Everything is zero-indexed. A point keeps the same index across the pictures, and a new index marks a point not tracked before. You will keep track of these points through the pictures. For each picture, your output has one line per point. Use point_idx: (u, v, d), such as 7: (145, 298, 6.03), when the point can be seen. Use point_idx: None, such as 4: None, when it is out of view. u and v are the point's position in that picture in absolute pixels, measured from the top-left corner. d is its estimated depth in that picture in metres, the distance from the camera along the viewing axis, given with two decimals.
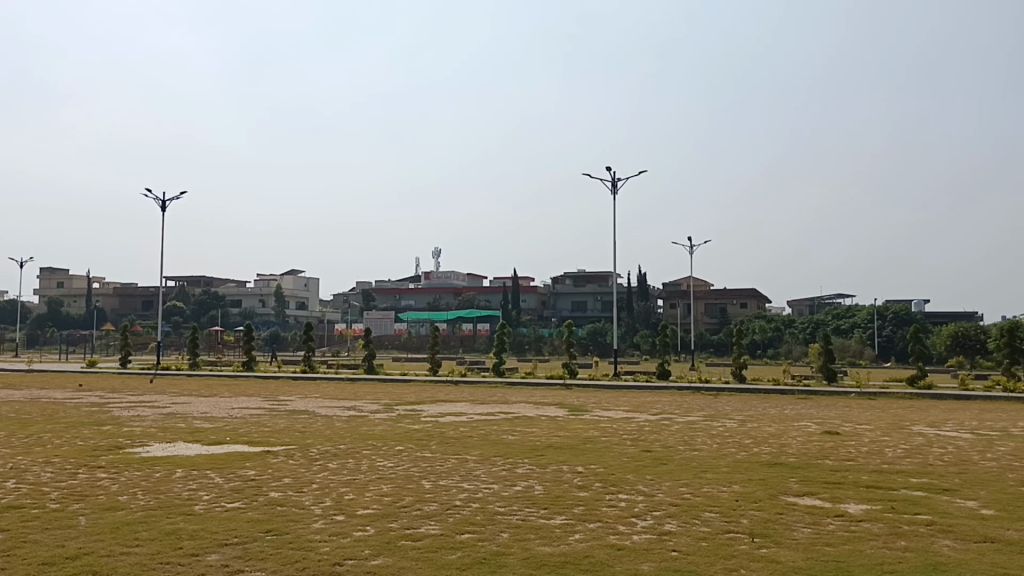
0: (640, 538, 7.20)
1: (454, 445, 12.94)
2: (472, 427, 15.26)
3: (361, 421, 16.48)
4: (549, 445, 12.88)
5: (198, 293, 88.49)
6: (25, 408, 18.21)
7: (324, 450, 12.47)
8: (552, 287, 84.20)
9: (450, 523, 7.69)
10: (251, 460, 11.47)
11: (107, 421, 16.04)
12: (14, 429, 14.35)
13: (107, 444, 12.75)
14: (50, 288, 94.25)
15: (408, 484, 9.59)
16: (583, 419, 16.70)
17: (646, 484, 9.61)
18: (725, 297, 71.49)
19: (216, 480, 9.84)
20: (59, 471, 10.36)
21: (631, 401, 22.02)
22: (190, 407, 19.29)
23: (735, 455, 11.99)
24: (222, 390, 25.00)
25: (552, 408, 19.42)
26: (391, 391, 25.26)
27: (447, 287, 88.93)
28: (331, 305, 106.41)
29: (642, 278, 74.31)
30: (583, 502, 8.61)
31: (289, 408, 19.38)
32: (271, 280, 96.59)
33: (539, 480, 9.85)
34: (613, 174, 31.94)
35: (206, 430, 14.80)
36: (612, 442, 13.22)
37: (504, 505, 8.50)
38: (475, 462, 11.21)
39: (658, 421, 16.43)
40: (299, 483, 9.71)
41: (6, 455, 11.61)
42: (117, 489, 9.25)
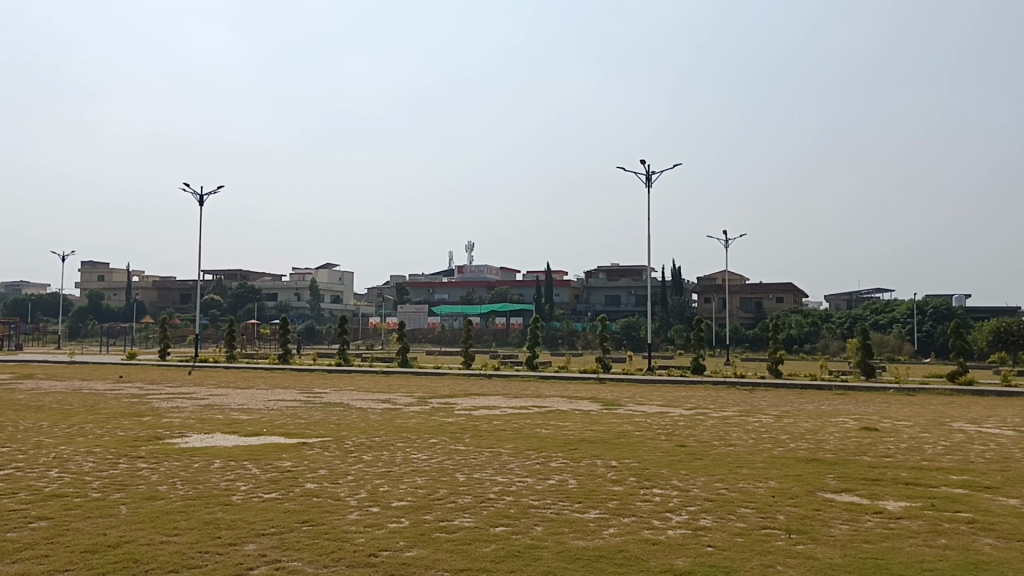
0: (675, 533, 7.16)
1: (487, 438, 12.97)
2: (506, 421, 15.29)
3: (395, 414, 16.58)
4: (582, 439, 12.86)
5: (234, 287, 89.61)
6: (66, 399, 18.55)
7: (359, 442, 12.56)
8: (585, 281, 83.95)
9: (484, 515, 7.72)
10: (287, 451, 11.59)
11: (146, 412, 16.30)
12: (55, 419, 14.63)
13: (146, 435, 12.96)
14: (91, 281, 96.02)
15: (442, 477, 9.64)
16: (617, 413, 16.65)
17: (681, 479, 9.56)
18: (760, 292, 70.71)
19: (252, 471, 9.96)
20: (100, 461, 10.55)
21: (666, 395, 21.90)
22: (226, 398, 19.55)
23: (772, 451, 11.87)
24: (258, 382, 25.29)
25: (585, 402, 19.39)
26: (425, 384, 25.34)
27: (480, 280, 89.07)
28: (365, 299, 107.09)
29: (676, 272, 73.81)
30: (617, 496, 8.60)
31: (324, 400, 19.55)
32: (306, 274, 97.47)
33: (573, 474, 9.84)
34: (648, 168, 31.71)
35: (244, 422, 14.99)
36: (645, 437, 13.15)
37: (538, 498, 8.50)
38: (508, 456, 11.22)
39: (692, 416, 16.32)
40: (335, 475, 9.80)
41: (49, 445, 11.84)
42: (156, 479, 9.40)
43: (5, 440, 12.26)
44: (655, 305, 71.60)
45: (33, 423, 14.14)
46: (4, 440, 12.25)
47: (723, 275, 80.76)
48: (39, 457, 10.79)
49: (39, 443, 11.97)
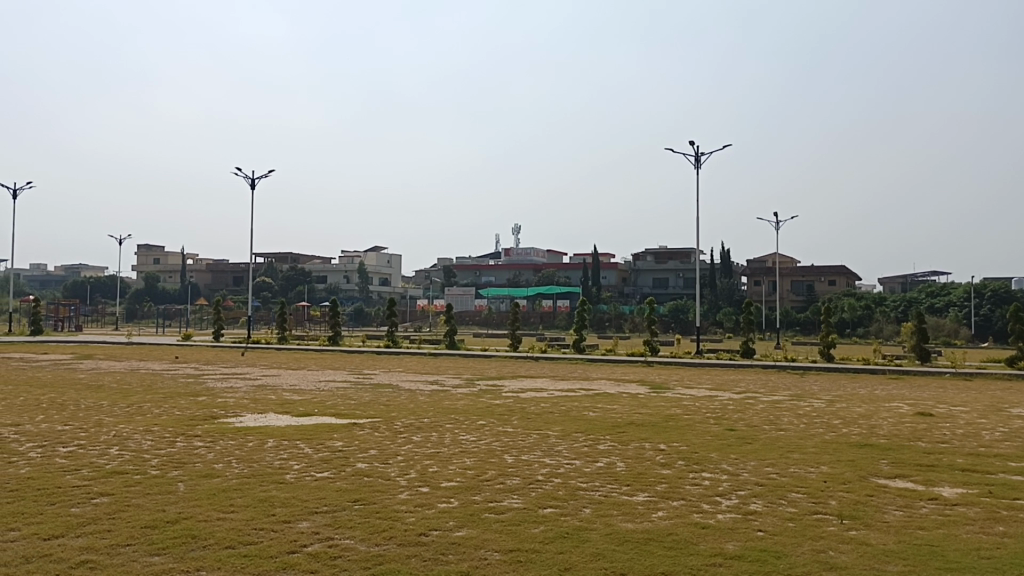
0: (725, 517, 7.13)
1: (535, 421, 13.01)
2: (553, 403, 15.31)
3: (443, 396, 16.71)
4: (630, 422, 12.84)
5: (285, 270, 90.93)
6: (126, 379, 19.08)
7: (408, 423, 12.71)
8: (633, 264, 83.44)
9: (532, 497, 7.77)
10: (338, 431, 11.77)
11: (201, 391, 16.67)
12: (115, 398, 15.04)
13: (203, 414, 13.27)
14: (147, 264, 98.24)
15: (490, 459, 9.71)
16: (666, 397, 16.59)
17: (731, 463, 9.50)
18: (812, 275, 69.60)
19: (305, 450, 10.13)
20: (159, 439, 10.82)
21: (715, 379, 21.76)
22: (279, 379, 19.91)
23: (824, 435, 11.72)
24: (310, 364, 25.74)
25: (633, 385, 19.37)
26: (472, 366, 25.48)
27: (527, 263, 89.08)
28: (413, 282, 107.87)
29: (726, 255, 72.98)
30: (666, 479, 8.58)
31: (374, 381, 19.81)
32: (355, 257, 98.41)
33: (621, 457, 9.84)
34: (698, 149, 31.29)
35: (295, 402, 15.27)
36: (695, 420, 13.08)
37: (586, 480, 8.52)
38: (556, 438, 11.25)
39: (742, 400, 16.19)
40: (385, 455, 9.93)
41: (109, 423, 12.18)
42: (213, 457, 9.63)
43: (68, 417, 12.66)
44: (705, 288, 70.91)
45: (95, 402, 14.55)
46: (67, 417, 12.66)
47: (773, 257, 79.66)
48: (100, 435, 11.11)
49: (100, 421, 12.33)
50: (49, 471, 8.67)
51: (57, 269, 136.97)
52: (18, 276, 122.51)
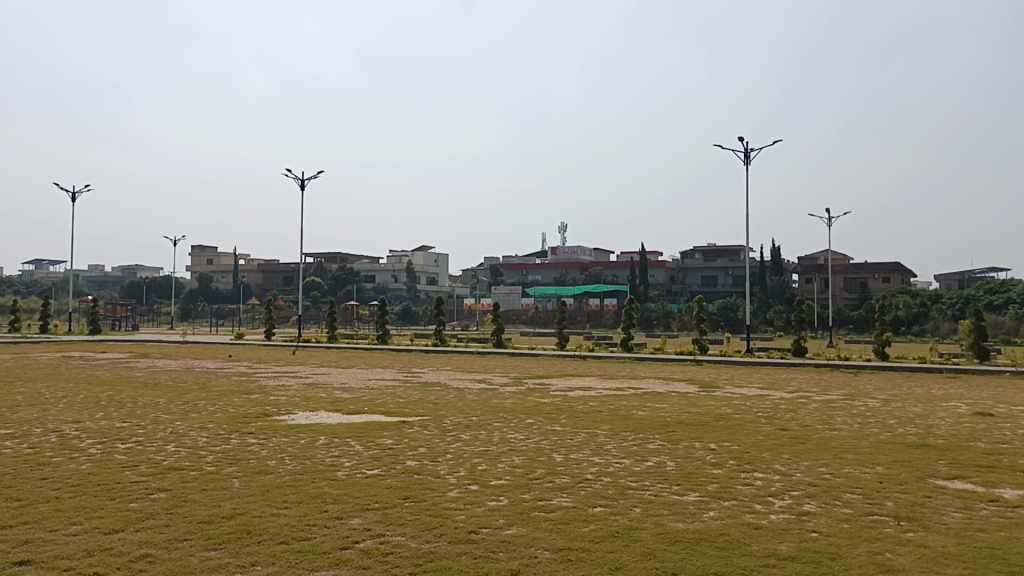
0: (778, 517, 7.04)
1: (584, 419, 12.98)
2: (602, 402, 15.23)
3: (491, 394, 16.73)
4: (680, 421, 12.74)
5: (334, 269, 92.03)
6: (181, 377, 19.50)
7: (457, 421, 12.77)
8: (681, 262, 82.68)
9: (582, 496, 7.74)
10: (388, 429, 11.87)
11: (254, 390, 16.97)
12: (171, 396, 15.38)
13: (255, 412, 13.50)
14: (201, 264, 100.20)
15: (539, 457, 9.70)
16: (715, 396, 16.43)
17: (783, 463, 9.38)
18: (865, 272, 68.29)
19: (356, 448, 10.24)
20: (214, 436, 11.04)
21: (766, 378, 21.45)
22: (329, 378, 20.15)
23: (879, 435, 11.49)
24: (359, 362, 26.05)
25: (682, 384, 19.21)
26: (521, 365, 25.50)
27: (574, 261, 88.78)
28: (459, 281, 108.40)
29: (776, 253, 71.96)
30: (717, 479, 8.50)
31: (423, 380, 19.98)
32: (403, 256, 99.17)
33: (671, 456, 9.75)
34: (747, 145, 30.84)
35: (345, 400, 15.47)
36: (745, 420, 12.92)
37: (636, 479, 8.48)
38: (605, 437, 11.19)
39: (794, 399, 15.96)
40: (434, 453, 9.98)
41: (166, 420, 12.44)
42: (266, 454, 9.78)
43: (126, 414, 12.96)
44: (754, 286, 70.06)
45: (152, 400, 14.89)
46: (125, 414, 12.96)
47: (824, 254, 78.39)
48: (157, 431, 11.36)
49: (157, 418, 12.62)
50: (109, 468, 8.89)
51: (114, 269, 140.28)
52: (77, 277, 125.98)
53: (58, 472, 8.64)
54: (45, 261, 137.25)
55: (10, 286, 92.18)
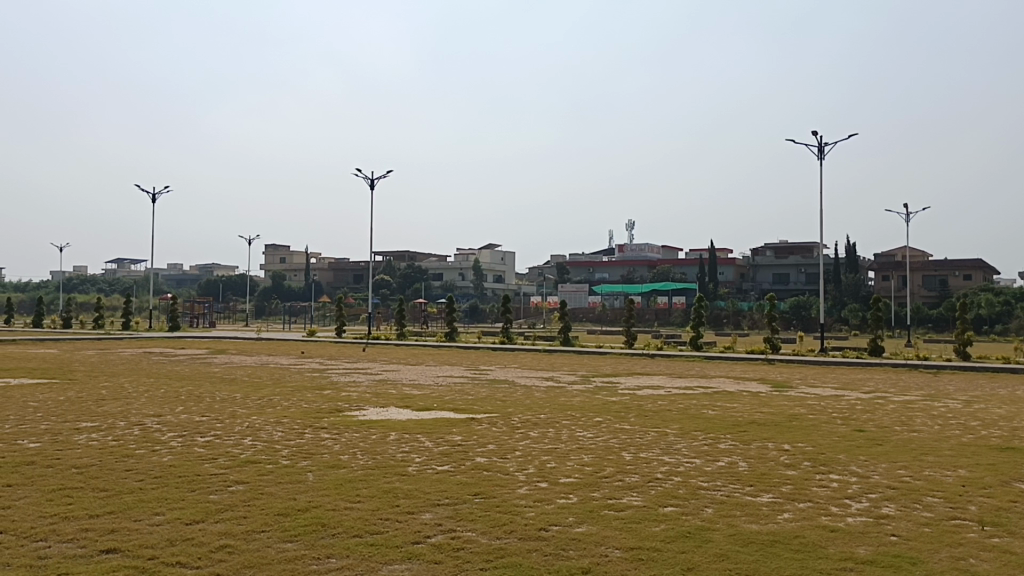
0: (855, 520, 6.87)
1: (653, 418, 12.88)
2: (671, 402, 15.06)
3: (559, 392, 16.72)
4: (752, 421, 12.55)
5: (403, 268, 93.31)
6: (256, 372, 20.02)
7: (525, 419, 12.80)
8: (752, 259, 81.38)
9: (652, 495, 7.70)
10: (457, 426, 11.97)
11: (326, 385, 17.32)
12: (247, 392, 15.79)
13: (328, 407, 13.75)
14: (273, 262, 102.72)
15: (608, 455, 9.67)
16: (789, 396, 16.12)
17: (860, 465, 9.15)
18: (945, 269, 66.07)
19: (426, 444, 10.36)
20: (289, 431, 11.29)
21: (841, 377, 20.97)
22: (399, 374, 20.44)
23: (960, 438, 11.13)
24: (427, 359, 26.41)
25: (754, 383, 18.96)
26: (588, 363, 25.43)
27: (642, 259, 88.02)
28: (526, 278, 108.48)
29: (851, 249, 70.14)
30: (791, 481, 8.34)
31: (491, 377, 20.14)
32: (470, 254, 99.77)
33: (744, 456, 9.62)
34: (821, 140, 30.32)
35: (415, 396, 15.67)
36: (820, 421, 12.65)
37: (708, 480, 8.38)
38: (676, 436, 11.08)
39: (872, 400, 15.53)
40: (503, 450, 10.02)
41: (242, 415, 12.77)
42: (339, 449, 9.98)
43: (205, 409, 13.35)
44: (828, 284, 68.52)
45: (229, 394, 15.31)
46: (204, 409, 13.37)
47: (902, 250, 76.10)
48: (235, 426, 11.68)
49: (234, 412, 12.97)
50: (190, 460, 9.16)
51: (193, 267, 144.58)
52: (158, 277, 130.29)
53: (141, 463, 8.95)
54: (126, 261, 142.43)
55: (94, 285, 95.93)
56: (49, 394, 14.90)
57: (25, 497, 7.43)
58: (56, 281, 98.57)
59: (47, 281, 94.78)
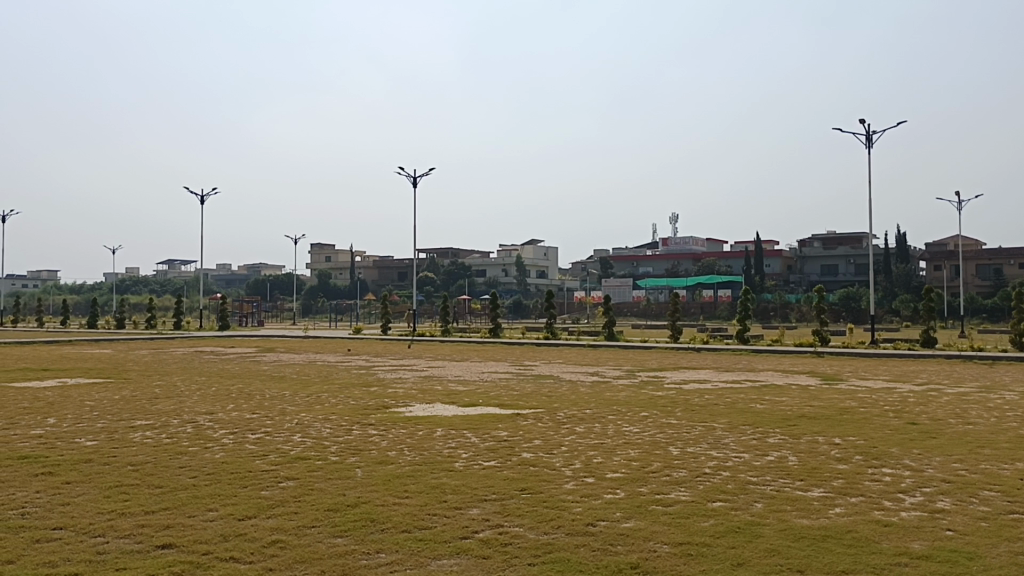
0: (909, 515, 6.75)
1: (700, 412, 12.78)
2: (719, 396, 14.92)
3: (605, 387, 16.67)
4: (801, 415, 12.37)
5: (447, 265, 93.75)
6: (304, 370, 20.26)
7: (571, 414, 12.78)
8: (799, 251, 80.31)
9: (701, 490, 7.63)
10: (503, 422, 12.00)
11: (372, 382, 17.49)
12: (295, 388, 16.01)
13: (375, 404, 13.90)
14: (320, 262, 104.00)
15: (655, 451, 9.61)
16: (839, 389, 15.88)
17: (913, 459, 8.98)
18: (1000, 258, 64.41)
19: (472, 440, 10.40)
20: (337, 427, 11.43)
21: (893, 370, 20.57)
22: (444, 370, 20.59)
23: (1018, 430, 10.85)
24: (472, 355, 26.51)
25: (804, 376, 18.70)
26: (633, 358, 25.29)
27: (686, 252, 87.32)
28: (570, 274, 108.11)
29: (901, 239, 68.72)
30: (843, 475, 8.21)
31: (536, 372, 20.17)
32: (513, 250, 99.86)
33: (793, 450, 9.50)
34: (870, 129, 29.74)
35: (460, 392, 15.75)
36: (872, 414, 12.41)
37: (757, 474, 8.29)
38: (724, 431, 10.97)
39: (925, 392, 15.24)
40: (550, 445, 10.02)
41: (292, 412, 12.96)
42: (386, 445, 10.07)
43: (254, 406, 13.56)
44: (878, 275, 67.32)
45: (278, 392, 15.55)
46: (253, 406, 13.57)
47: (955, 240, 74.34)
48: (285, 423, 11.83)
49: (283, 410, 13.15)
50: (241, 457, 9.32)
51: (241, 267, 146.71)
52: (206, 277, 132.48)
53: (194, 460, 9.12)
54: (177, 262, 145.49)
55: (146, 286, 97.93)
56: (105, 393, 15.28)
57: (85, 494, 7.63)
58: (110, 283, 100.94)
59: (101, 282, 97.13)
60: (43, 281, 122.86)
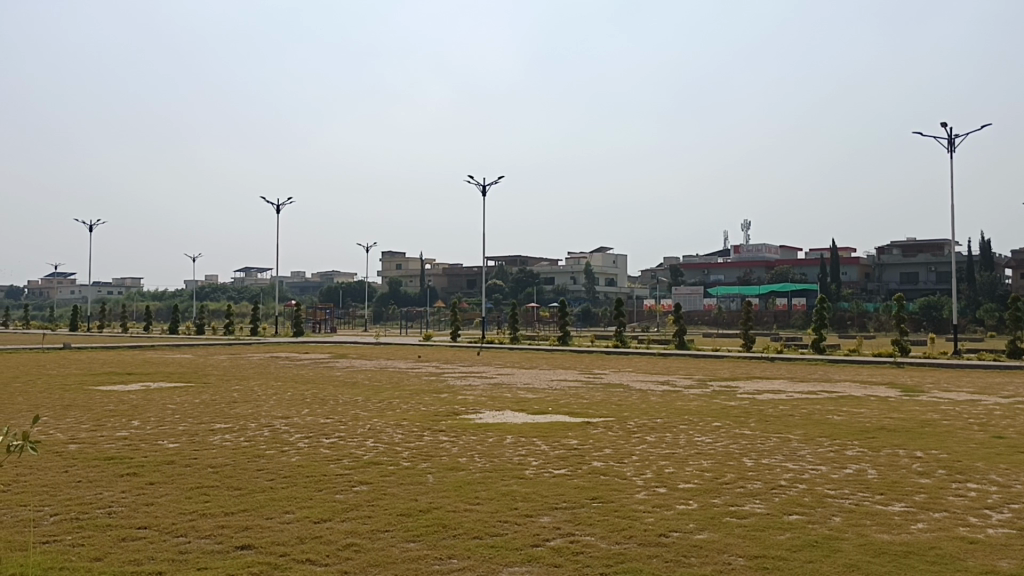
0: (996, 532, 6.50)
1: (775, 423, 12.54)
2: (794, 406, 14.60)
3: (676, 397, 16.48)
4: (881, 427, 12.03)
5: (515, 272, 94.10)
6: (376, 377, 20.53)
7: (641, 423, 12.70)
8: (877, 258, 78.19)
9: (776, 502, 7.49)
10: (573, 430, 11.97)
11: (443, 389, 17.64)
12: (368, 394, 16.24)
13: (445, 410, 14.02)
14: (391, 269, 105.68)
15: (728, 462, 9.46)
16: (920, 401, 15.36)
17: (1000, 474, 8.64)
18: None
19: (542, 447, 10.40)
20: (408, 433, 11.56)
21: (977, 382, 19.83)
22: (513, 378, 20.66)
23: None
24: (542, 363, 26.57)
25: (882, 387, 18.17)
26: (705, 367, 24.94)
27: (759, 260, 85.77)
28: (640, 281, 107.13)
29: (986, 246, 66.23)
30: (925, 489, 7.95)
31: (606, 381, 20.09)
32: (582, 258, 99.70)
33: (873, 464, 9.23)
34: (952, 131, 28.75)
35: (530, 400, 15.78)
36: (956, 427, 11.98)
37: (835, 488, 8.08)
38: (800, 443, 10.75)
39: (1012, 406, 14.63)
40: (620, 454, 9.96)
41: (364, 417, 13.16)
42: (457, 451, 10.15)
43: (329, 411, 13.82)
44: (962, 283, 64.98)
45: (350, 397, 15.78)
46: (328, 411, 13.83)
47: None
48: (358, 428, 12.04)
49: (356, 415, 13.36)
50: (316, 461, 9.50)
51: (314, 275, 149.68)
52: (281, 285, 135.88)
53: (271, 463, 9.34)
54: (254, 270, 149.09)
55: (225, 292, 100.85)
56: (186, 397, 15.76)
57: (167, 494, 7.88)
58: (190, 290, 104.14)
59: (182, 289, 100.34)
60: (128, 289, 127.70)
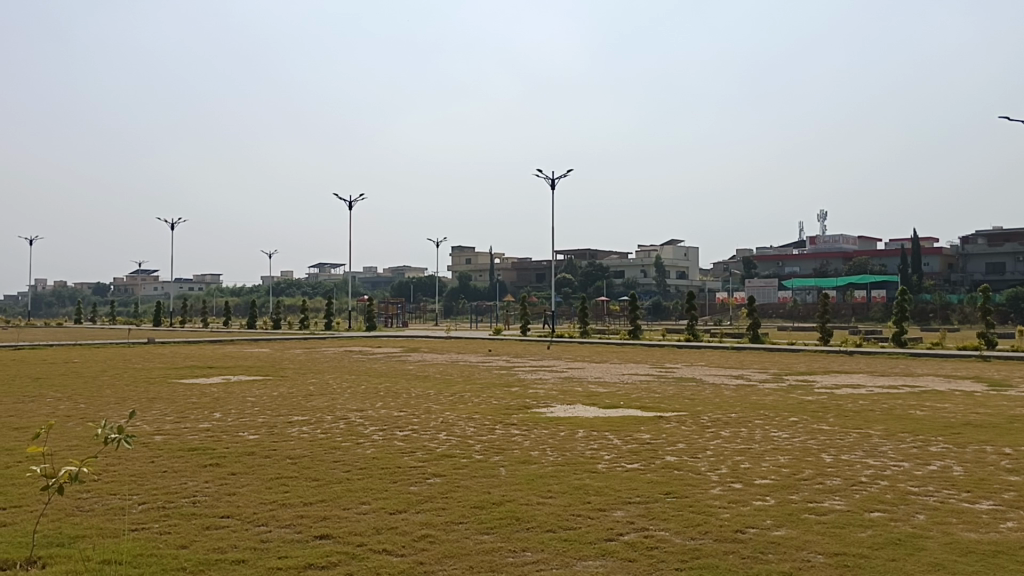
0: None
1: (854, 419, 12.22)
2: (874, 401, 14.23)
3: (751, 391, 16.21)
4: (966, 422, 11.62)
5: (584, 266, 93.70)
6: (448, 371, 20.71)
7: (715, 417, 12.53)
8: (961, 249, 75.57)
9: (857, 499, 7.31)
10: (645, 424, 11.87)
11: (514, 383, 17.69)
12: (439, 388, 16.41)
13: (517, 404, 14.07)
14: (460, 264, 106.49)
15: (806, 457, 9.25)
16: (1009, 395, 14.78)
17: None
18: None
19: (615, 442, 10.35)
20: (480, 426, 11.64)
21: None
22: (584, 371, 20.62)
23: None
24: (611, 357, 26.50)
25: (968, 381, 17.54)
26: (779, 361, 24.52)
27: (836, 252, 83.63)
28: (712, 274, 105.51)
29: None
30: (1014, 486, 7.66)
31: (678, 375, 19.88)
32: (652, 251, 98.65)
33: (958, 460, 8.92)
34: None
35: (601, 393, 15.73)
36: None
37: (918, 485, 7.83)
38: (880, 438, 10.46)
39: None
40: (694, 449, 9.83)
41: (437, 410, 13.31)
42: (529, 445, 10.17)
43: (402, 404, 14.02)
44: None
45: (423, 391, 15.97)
46: (401, 404, 14.03)
47: None
48: (430, 421, 12.18)
49: (428, 408, 13.52)
50: (389, 453, 9.63)
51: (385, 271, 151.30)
52: (355, 280, 138.02)
53: (347, 455, 9.51)
54: (328, 266, 151.71)
55: (300, 288, 102.90)
56: (265, 390, 16.19)
57: (248, 484, 8.10)
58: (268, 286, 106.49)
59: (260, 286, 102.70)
60: (208, 285, 131.41)
